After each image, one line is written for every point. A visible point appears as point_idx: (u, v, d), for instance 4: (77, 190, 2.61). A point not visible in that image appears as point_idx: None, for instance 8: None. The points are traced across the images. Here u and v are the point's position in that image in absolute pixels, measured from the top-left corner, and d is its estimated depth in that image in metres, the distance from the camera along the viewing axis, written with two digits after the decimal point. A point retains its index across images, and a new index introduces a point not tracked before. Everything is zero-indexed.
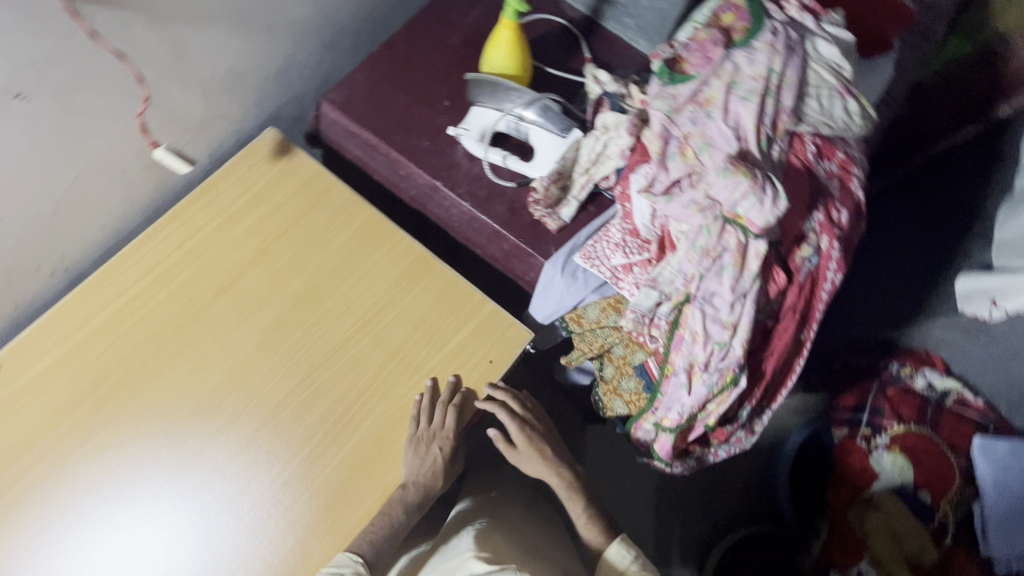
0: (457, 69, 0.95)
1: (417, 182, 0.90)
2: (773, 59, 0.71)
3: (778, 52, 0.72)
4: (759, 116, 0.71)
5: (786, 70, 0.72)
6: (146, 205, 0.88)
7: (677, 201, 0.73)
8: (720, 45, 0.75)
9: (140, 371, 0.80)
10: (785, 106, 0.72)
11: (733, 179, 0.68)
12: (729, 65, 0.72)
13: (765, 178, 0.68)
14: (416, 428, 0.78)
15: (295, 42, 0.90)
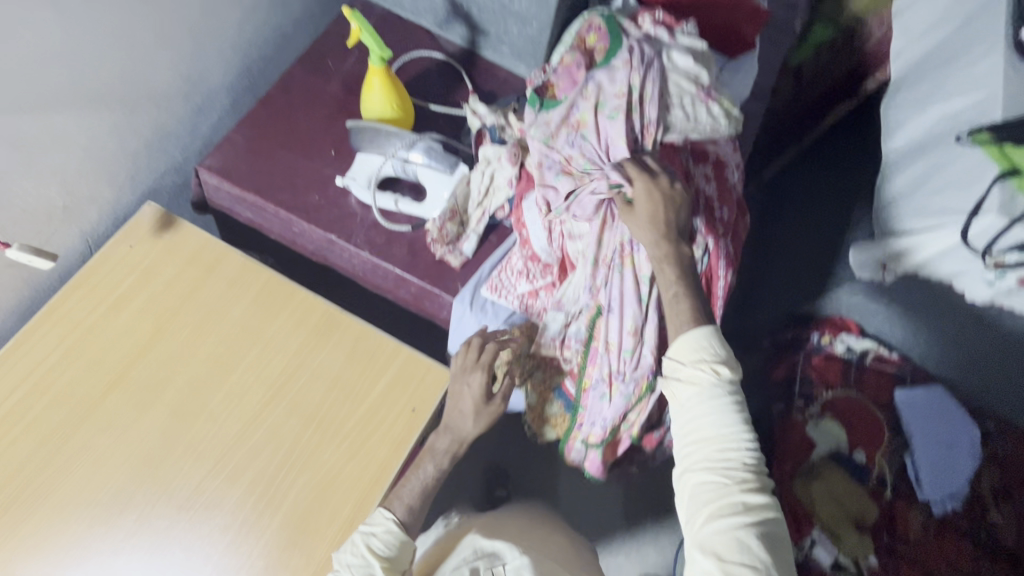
0: (340, 117, 0.94)
1: (313, 237, 0.88)
2: (632, 75, 0.71)
3: (635, 68, 0.71)
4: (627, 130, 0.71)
5: (645, 84, 0.72)
6: (17, 304, 0.82)
7: (580, 220, 0.74)
8: (583, 68, 0.76)
9: (29, 486, 0.74)
10: (650, 118, 0.72)
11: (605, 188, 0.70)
12: (592, 85, 0.73)
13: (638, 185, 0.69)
14: (462, 361, 0.79)
15: (161, 112, 0.87)
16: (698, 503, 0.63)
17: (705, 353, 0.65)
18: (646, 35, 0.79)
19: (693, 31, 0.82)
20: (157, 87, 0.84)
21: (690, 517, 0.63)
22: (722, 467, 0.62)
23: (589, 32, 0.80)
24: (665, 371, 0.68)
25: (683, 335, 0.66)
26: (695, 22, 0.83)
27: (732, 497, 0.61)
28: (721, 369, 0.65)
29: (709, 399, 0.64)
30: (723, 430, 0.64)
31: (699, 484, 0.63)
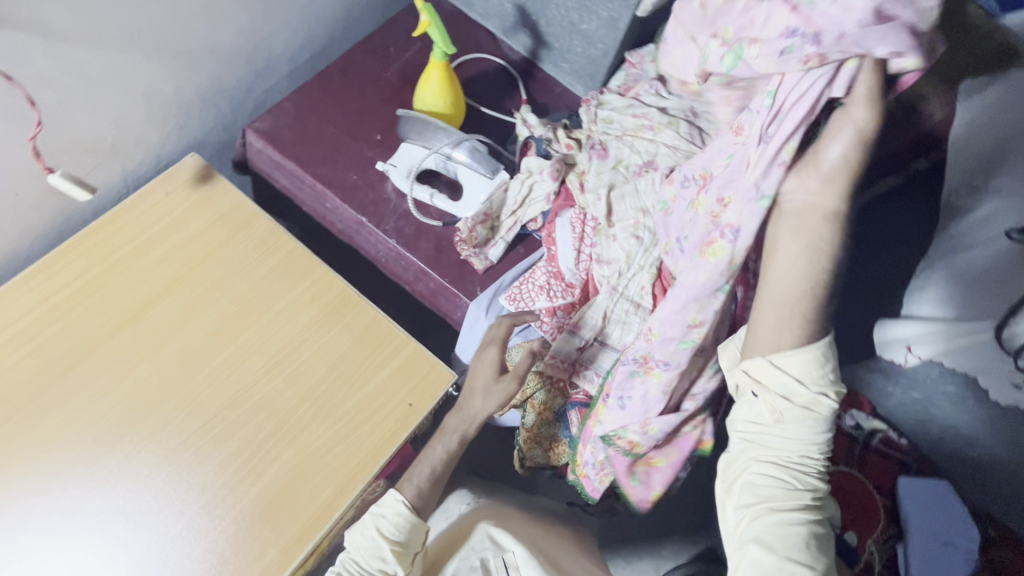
0: (392, 104, 0.95)
1: (344, 216, 0.88)
2: None
3: None
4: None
5: None
6: (47, 230, 0.83)
7: (734, 164, 0.60)
8: None
9: (24, 408, 0.74)
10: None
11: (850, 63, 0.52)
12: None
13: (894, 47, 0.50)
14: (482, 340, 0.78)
15: (220, 70, 0.88)
16: (757, 495, 0.64)
17: (820, 370, 0.61)
18: None
19: None
20: (222, 45, 0.86)
21: (742, 507, 0.64)
22: (795, 472, 0.63)
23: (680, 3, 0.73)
24: (768, 374, 0.61)
25: (808, 345, 0.60)
26: None
27: (797, 503, 0.62)
28: (826, 391, 0.62)
29: (814, 417, 0.62)
30: (810, 444, 0.63)
31: (762, 483, 0.64)
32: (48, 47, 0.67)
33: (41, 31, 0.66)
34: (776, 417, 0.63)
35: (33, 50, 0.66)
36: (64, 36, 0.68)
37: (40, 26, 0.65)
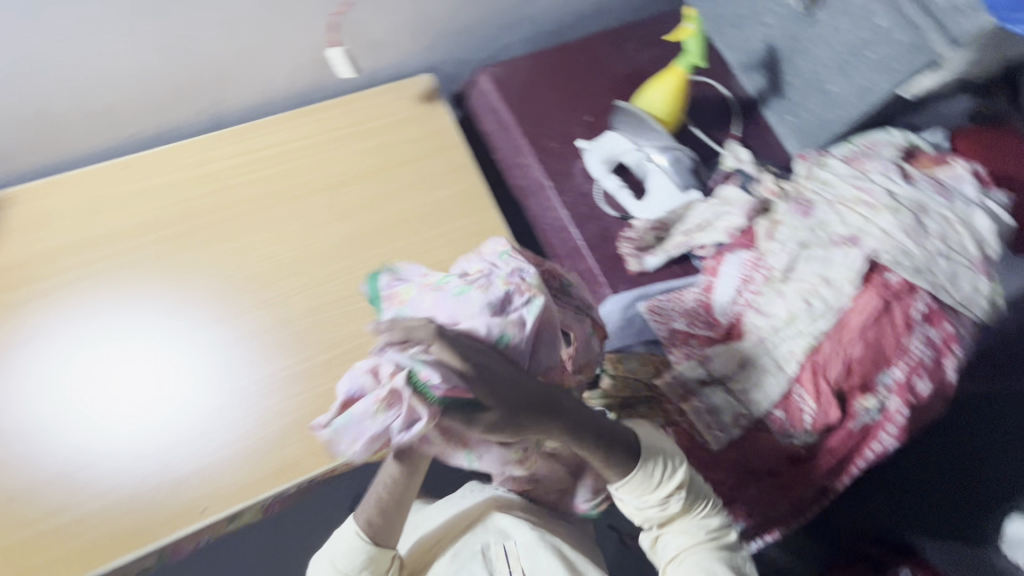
0: (610, 95, 0.99)
1: (530, 174, 0.95)
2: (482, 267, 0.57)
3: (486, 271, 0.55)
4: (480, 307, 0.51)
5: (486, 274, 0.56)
6: (300, 92, 0.97)
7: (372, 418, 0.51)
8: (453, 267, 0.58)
9: (229, 225, 0.88)
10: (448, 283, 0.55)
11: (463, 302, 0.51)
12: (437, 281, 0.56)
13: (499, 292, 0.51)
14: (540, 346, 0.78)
15: (479, 13, 0.97)
16: (664, 555, 0.63)
17: (654, 479, 0.60)
18: (941, 181, 0.78)
19: (1004, 203, 0.78)
20: None
21: (657, 557, 0.65)
22: (681, 527, 0.63)
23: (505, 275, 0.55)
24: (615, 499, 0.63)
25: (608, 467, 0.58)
26: (1009, 197, 0.79)
27: (701, 553, 0.61)
28: (678, 495, 0.61)
29: (666, 507, 0.62)
30: (690, 512, 0.63)
31: (660, 542, 0.64)
32: None
33: None
34: (653, 522, 0.63)
35: None
36: None
37: None
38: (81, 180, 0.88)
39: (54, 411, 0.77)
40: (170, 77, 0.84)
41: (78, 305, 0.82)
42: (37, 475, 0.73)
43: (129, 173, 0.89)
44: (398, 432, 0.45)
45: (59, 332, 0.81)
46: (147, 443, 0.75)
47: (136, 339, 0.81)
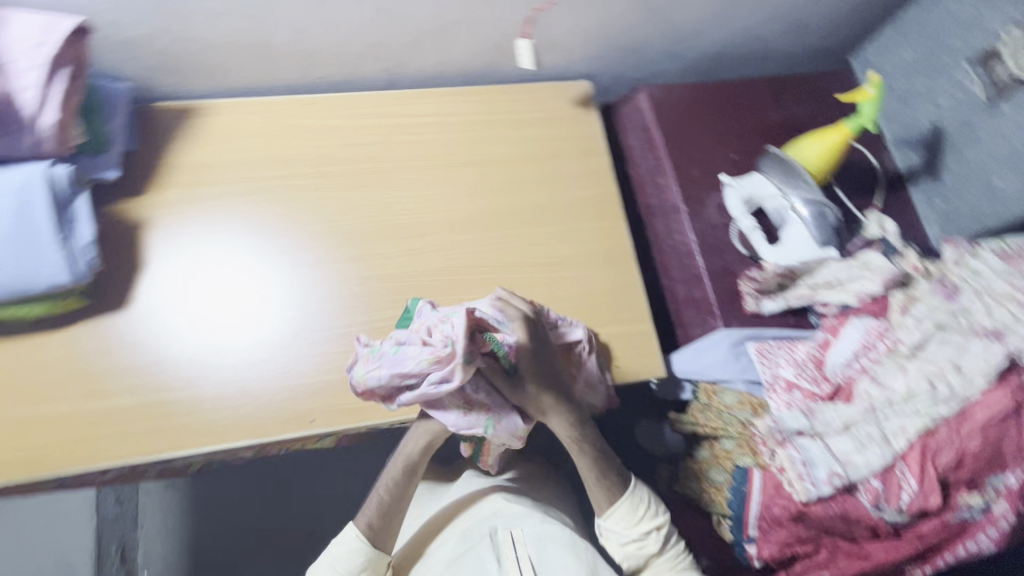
0: (758, 139, 1.01)
1: (665, 196, 0.98)
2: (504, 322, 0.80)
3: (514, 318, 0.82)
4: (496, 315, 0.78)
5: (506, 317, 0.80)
6: (470, 73, 1.03)
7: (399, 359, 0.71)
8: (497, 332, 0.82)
9: (383, 176, 0.96)
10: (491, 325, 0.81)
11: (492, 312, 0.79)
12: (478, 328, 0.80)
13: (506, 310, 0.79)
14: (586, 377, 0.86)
15: (654, 35, 1.01)
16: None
17: (637, 516, 0.80)
18: None
19: None
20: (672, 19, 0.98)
21: None
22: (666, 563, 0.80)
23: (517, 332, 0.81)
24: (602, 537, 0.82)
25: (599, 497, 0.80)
26: None
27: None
28: (658, 528, 0.80)
29: (647, 544, 0.80)
30: (670, 552, 0.81)
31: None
32: None
33: None
34: (638, 559, 0.80)
35: None
36: None
37: None
38: (267, 109, 0.97)
39: (191, 296, 0.86)
40: (371, 37, 0.91)
41: (238, 217, 0.91)
42: (177, 349, 0.83)
43: (309, 112, 0.97)
44: (432, 382, 0.69)
45: (218, 236, 0.90)
46: (272, 345, 0.85)
47: (273, 253, 0.90)
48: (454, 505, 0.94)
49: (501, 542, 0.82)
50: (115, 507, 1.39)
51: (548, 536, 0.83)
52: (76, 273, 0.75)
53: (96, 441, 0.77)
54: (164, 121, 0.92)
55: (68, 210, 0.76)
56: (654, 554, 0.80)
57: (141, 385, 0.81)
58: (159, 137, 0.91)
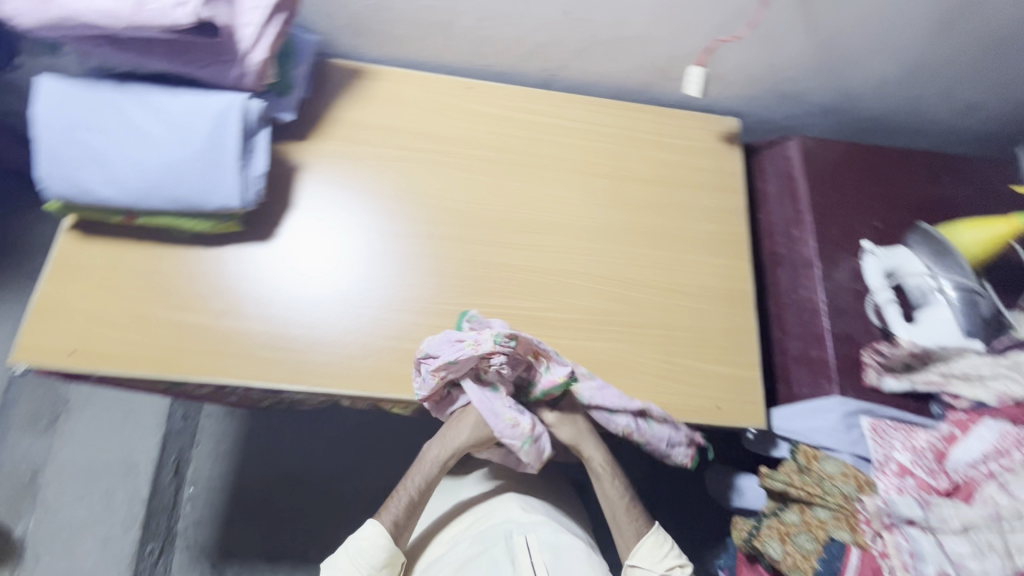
0: (906, 212, 0.97)
1: (797, 249, 0.96)
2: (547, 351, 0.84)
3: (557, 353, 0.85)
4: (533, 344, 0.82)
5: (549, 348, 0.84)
6: (625, 89, 1.04)
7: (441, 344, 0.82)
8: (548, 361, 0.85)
9: (522, 169, 0.98)
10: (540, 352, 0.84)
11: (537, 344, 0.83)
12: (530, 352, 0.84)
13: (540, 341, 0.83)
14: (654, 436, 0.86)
15: (819, 88, 1.00)
16: None
17: (663, 550, 0.85)
18: None
19: None
20: (843, 75, 0.97)
21: None
22: None
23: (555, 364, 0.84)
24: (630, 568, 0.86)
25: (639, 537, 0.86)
26: None
27: None
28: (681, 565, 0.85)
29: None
30: None
31: None
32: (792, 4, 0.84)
33: None
34: None
35: None
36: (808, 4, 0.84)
37: None
38: (428, 84, 1.01)
39: (307, 241, 0.89)
40: (548, 36, 0.93)
41: (382, 179, 0.95)
42: (289, 288, 0.87)
43: (466, 95, 1.01)
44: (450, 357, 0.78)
45: (359, 193, 0.94)
46: (382, 303, 0.88)
47: (401, 218, 0.93)
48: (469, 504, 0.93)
49: (515, 545, 0.81)
50: (181, 422, 1.42)
51: (564, 547, 0.82)
52: (244, 200, 0.79)
53: (221, 356, 0.82)
54: (336, 76, 0.98)
55: (250, 141, 0.81)
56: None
57: (258, 313, 0.85)
58: (329, 91, 0.97)
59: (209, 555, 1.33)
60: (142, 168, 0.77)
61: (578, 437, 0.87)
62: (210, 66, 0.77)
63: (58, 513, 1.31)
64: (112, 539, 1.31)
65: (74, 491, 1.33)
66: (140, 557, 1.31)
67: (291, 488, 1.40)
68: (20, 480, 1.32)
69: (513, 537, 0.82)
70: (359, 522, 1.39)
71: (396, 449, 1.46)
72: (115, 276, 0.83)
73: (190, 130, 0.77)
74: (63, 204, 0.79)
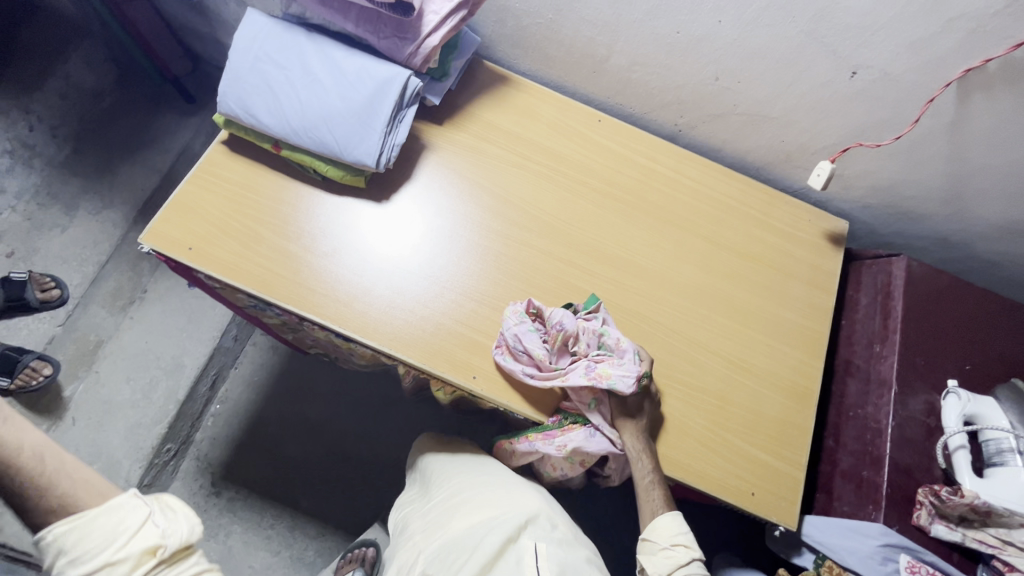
0: (1001, 364, 0.94)
1: (875, 365, 0.94)
2: (613, 343, 0.85)
3: (621, 348, 0.84)
4: (596, 342, 0.86)
5: (614, 346, 0.85)
6: (746, 161, 1.06)
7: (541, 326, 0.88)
8: (616, 353, 0.84)
9: (625, 207, 1.02)
10: (601, 347, 0.85)
11: (604, 340, 0.85)
12: (602, 342, 0.85)
13: (606, 337, 0.85)
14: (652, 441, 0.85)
15: (941, 216, 0.99)
16: None
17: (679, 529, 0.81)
18: None
19: None
20: (969, 211, 0.96)
21: None
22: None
23: (614, 362, 0.83)
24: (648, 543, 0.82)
25: (666, 511, 0.82)
26: None
27: None
28: (693, 550, 0.80)
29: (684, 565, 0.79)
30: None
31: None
32: (940, 129, 0.85)
33: (956, 121, 0.83)
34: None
35: (934, 122, 0.84)
36: (957, 133, 0.84)
37: (962, 119, 0.82)
38: (563, 105, 1.06)
39: (412, 214, 0.95)
40: (689, 93, 0.97)
41: (496, 178, 1.00)
42: (385, 252, 0.92)
43: (595, 125, 1.06)
44: (518, 360, 0.86)
45: (473, 184, 0.99)
46: (462, 290, 0.92)
47: (501, 219, 0.98)
48: (474, 492, 0.90)
49: (522, 550, 0.78)
50: (232, 341, 1.49)
51: (571, 567, 0.78)
52: (378, 162, 0.86)
53: (312, 293, 0.88)
54: (484, 76, 1.05)
55: (400, 113, 0.88)
56: (680, 570, 0.78)
57: (353, 266, 0.91)
58: (474, 87, 1.04)
59: (212, 472, 1.39)
60: (303, 109, 0.85)
61: (617, 411, 0.84)
62: (390, 38, 0.86)
63: (104, 387, 1.41)
64: (140, 428, 1.39)
65: (125, 372, 1.42)
66: (158, 452, 1.38)
67: (306, 435, 1.45)
68: (85, 345, 1.42)
69: (520, 540, 0.80)
70: (359, 487, 1.42)
71: (412, 431, 1.48)
72: (245, 193, 0.91)
73: (354, 88, 0.85)
74: (227, 119, 0.89)
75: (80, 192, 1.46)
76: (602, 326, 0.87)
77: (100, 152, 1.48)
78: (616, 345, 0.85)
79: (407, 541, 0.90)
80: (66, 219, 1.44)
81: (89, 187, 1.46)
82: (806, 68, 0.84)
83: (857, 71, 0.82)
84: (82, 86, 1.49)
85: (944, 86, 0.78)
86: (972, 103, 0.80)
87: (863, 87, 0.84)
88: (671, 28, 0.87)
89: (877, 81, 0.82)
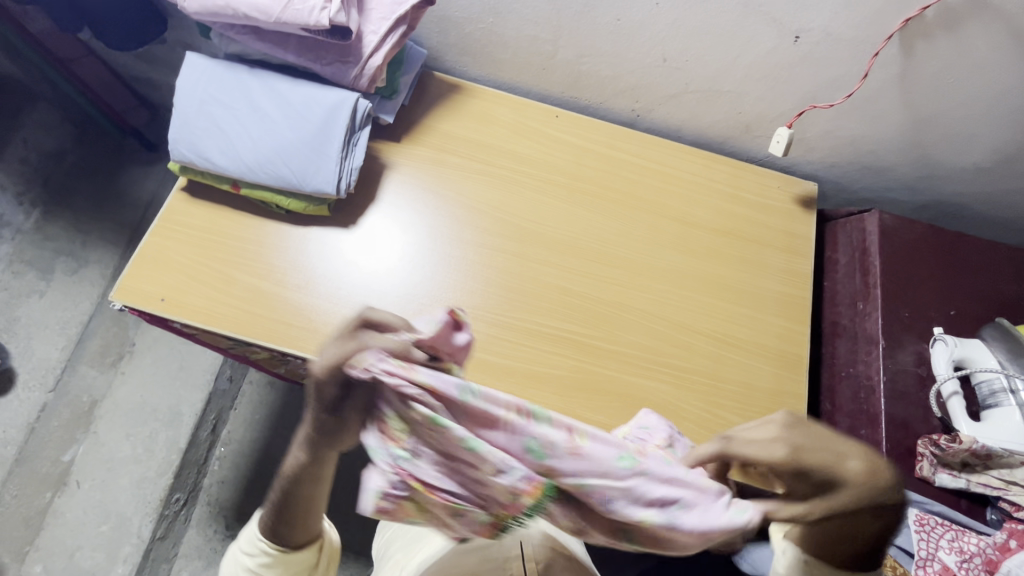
0: (984, 305, 0.94)
1: (861, 322, 0.94)
2: (443, 455, 0.48)
3: (449, 468, 0.48)
4: (425, 442, 0.48)
5: (440, 461, 0.48)
6: (708, 137, 1.06)
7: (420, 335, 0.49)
8: (436, 469, 0.49)
9: (594, 198, 1.02)
10: (426, 451, 0.48)
11: (430, 438, 0.47)
12: (429, 443, 0.48)
13: (432, 439, 0.47)
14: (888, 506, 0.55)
15: (907, 166, 0.99)
16: None
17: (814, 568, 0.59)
18: None
19: None
20: (933, 158, 0.96)
21: None
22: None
23: (425, 489, 0.49)
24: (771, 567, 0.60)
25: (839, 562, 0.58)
26: None
27: None
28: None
29: None
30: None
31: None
32: (889, 81, 0.85)
33: (904, 71, 0.83)
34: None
35: (883, 75, 0.84)
36: (906, 82, 0.84)
37: (909, 67, 0.82)
38: (518, 106, 1.06)
39: (378, 235, 0.95)
40: (640, 79, 0.97)
41: (461, 187, 1.00)
42: (359, 277, 0.92)
43: (553, 122, 1.06)
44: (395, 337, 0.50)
45: (439, 197, 0.99)
46: (442, 305, 0.92)
47: (470, 227, 0.98)
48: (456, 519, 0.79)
49: None
50: (227, 383, 1.48)
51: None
52: (338, 188, 0.86)
53: (290, 328, 0.88)
54: (436, 89, 1.05)
55: (354, 136, 0.87)
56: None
57: (327, 295, 0.90)
58: (427, 100, 1.04)
59: (226, 515, 1.38)
60: (256, 145, 0.85)
61: (869, 490, 0.51)
62: (333, 64, 0.85)
63: (104, 446, 1.40)
64: (146, 481, 1.39)
65: (123, 428, 1.41)
66: (166, 503, 1.37)
67: None
68: (80, 408, 1.41)
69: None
70: None
71: None
72: (213, 237, 0.91)
73: (304, 117, 0.85)
74: (182, 166, 0.88)
75: (56, 255, 1.45)
76: (445, 434, 0.46)
77: (68, 213, 1.47)
78: (442, 461, 0.49)
79: (388, 564, 0.81)
80: (44, 284, 1.44)
81: (61, 249, 1.46)
82: (749, 38, 0.84)
83: (800, 36, 0.82)
84: (42, 149, 1.49)
85: (887, 39, 0.79)
86: (917, 52, 0.80)
87: (808, 50, 0.84)
88: (610, 17, 0.88)
89: (820, 42, 0.82)
